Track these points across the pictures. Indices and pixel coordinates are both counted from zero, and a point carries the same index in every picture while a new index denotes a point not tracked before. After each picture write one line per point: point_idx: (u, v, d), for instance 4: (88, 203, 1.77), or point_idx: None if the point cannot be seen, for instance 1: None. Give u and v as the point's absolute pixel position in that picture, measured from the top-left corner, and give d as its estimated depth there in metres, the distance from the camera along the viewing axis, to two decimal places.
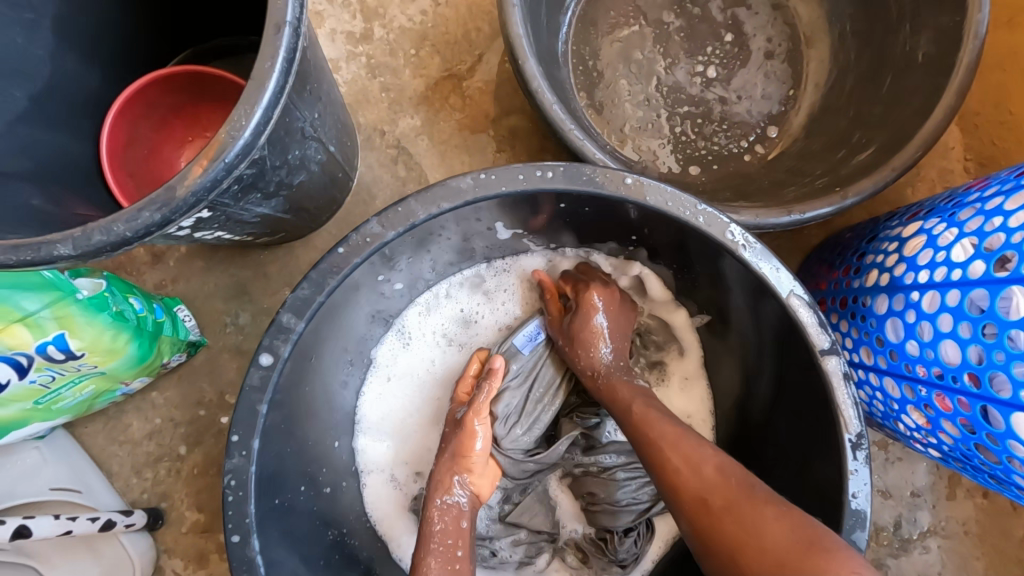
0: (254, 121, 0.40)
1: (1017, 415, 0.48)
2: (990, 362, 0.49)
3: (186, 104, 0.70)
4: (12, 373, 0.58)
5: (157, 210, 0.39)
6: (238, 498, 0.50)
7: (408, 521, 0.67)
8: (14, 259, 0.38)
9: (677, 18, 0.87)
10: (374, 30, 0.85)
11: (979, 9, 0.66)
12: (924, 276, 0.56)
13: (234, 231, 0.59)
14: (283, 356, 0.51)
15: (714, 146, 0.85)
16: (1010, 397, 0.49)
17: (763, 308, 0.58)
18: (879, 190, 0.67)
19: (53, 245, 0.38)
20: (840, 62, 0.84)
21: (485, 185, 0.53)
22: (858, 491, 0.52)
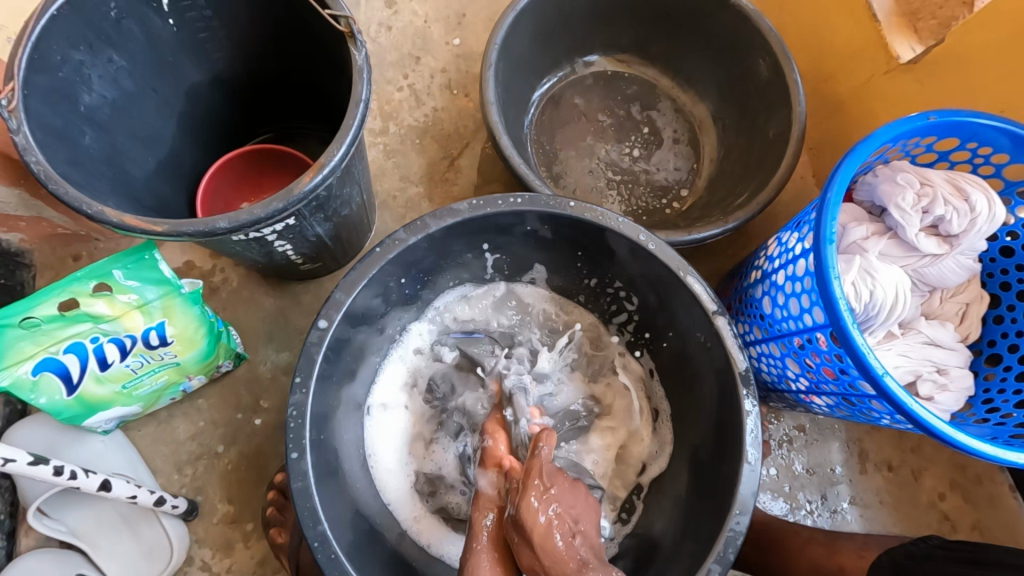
0: (341, 152, 0.65)
1: (828, 332, 0.70)
2: (810, 302, 0.72)
3: (257, 170, 0.96)
4: (117, 354, 0.76)
5: (279, 202, 0.63)
6: (297, 424, 0.68)
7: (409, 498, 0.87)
8: (190, 230, 0.59)
9: (608, 118, 1.21)
10: (390, 127, 1.16)
11: (798, 104, 1.00)
12: (777, 263, 0.82)
13: (296, 247, 0.82)
14: (335, 321, 0.72)
15: (642, 202, 1.15)
16: (821, 321, 0.70)
17: (672, 291, 0.82)
18: (749, 219, 0.96)
19: (216, 220, 0.61)
20: (724, 144, 1.18)
21: (476, 207, 0.78)
22: (751, 408, 0.73)
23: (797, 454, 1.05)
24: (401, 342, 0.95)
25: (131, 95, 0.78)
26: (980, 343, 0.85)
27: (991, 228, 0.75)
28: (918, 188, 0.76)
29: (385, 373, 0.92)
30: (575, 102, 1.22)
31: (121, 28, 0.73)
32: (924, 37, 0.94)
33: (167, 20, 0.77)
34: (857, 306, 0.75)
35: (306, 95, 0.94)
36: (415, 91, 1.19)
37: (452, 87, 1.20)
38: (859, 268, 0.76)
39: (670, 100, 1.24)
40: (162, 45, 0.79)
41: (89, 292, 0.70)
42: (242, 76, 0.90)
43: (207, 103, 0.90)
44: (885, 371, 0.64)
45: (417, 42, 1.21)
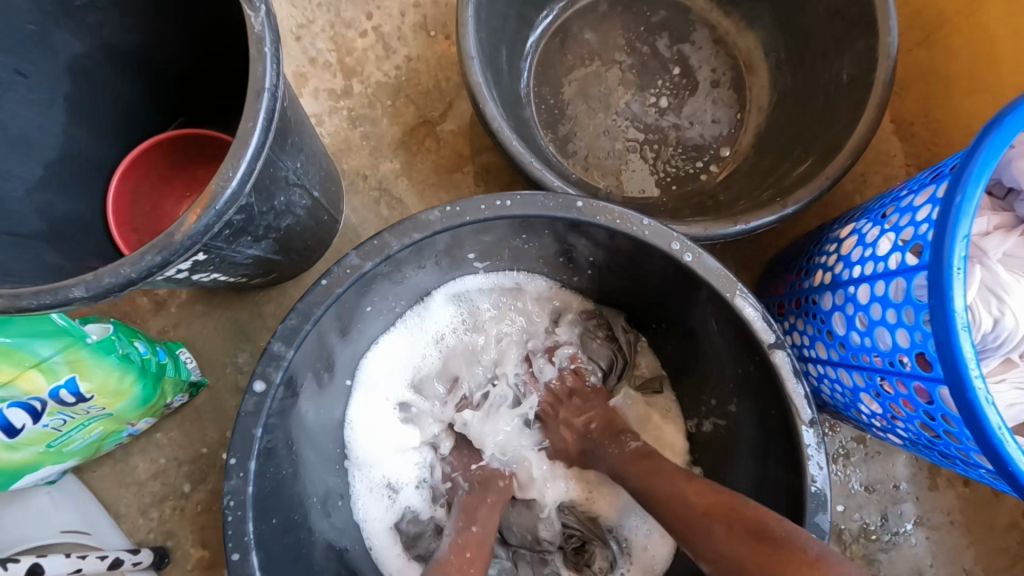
0: (239, 173, 0.46)
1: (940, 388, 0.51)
2: (915, 342, 0.53)
3: (185, 161, 0.76)
4: (28, 418, 0.63)
5: (157, 253, 0.45)
6: (237, 518, 0.54)
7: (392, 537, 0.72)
8: (37, 303, 0.44)
9: (628, 57, 0.95)
10: (354, 86, 0.93)
11: (888, 33, 0.73)
12: (857, 271, 0.62)
13: (229, 273, 0.64)
14: (275, 382, 0.56)
15: (672, 167, 0.92)
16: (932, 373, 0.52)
17: (716, 313, 0.62)
18: (816, 198, 0.73)
19: (68, 286, 0.44)
20: (779, 86, 0.92)
21: (450, 216, 0.58)
22: (817, 469, 0.57)
23: (854, 469, 0.89)
24: (391, 334, 0.75)
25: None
26: None
27: None
28: None
29: (369, 372, 0.74)
30: (585, 37, 0.96)
31: None
32: None
33: None
34: (971, 338, 0.54)
35: (229, 59, 0.72)
36: (382, 35, 0.94)
37: (429, 27, 0.94)
38: (979, 284, 0.55)
39: (708, 28, 0.96)
40: (10, 8, 0.60)
41: None
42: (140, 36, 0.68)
43: (101, 80, 0.69)
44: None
45: None
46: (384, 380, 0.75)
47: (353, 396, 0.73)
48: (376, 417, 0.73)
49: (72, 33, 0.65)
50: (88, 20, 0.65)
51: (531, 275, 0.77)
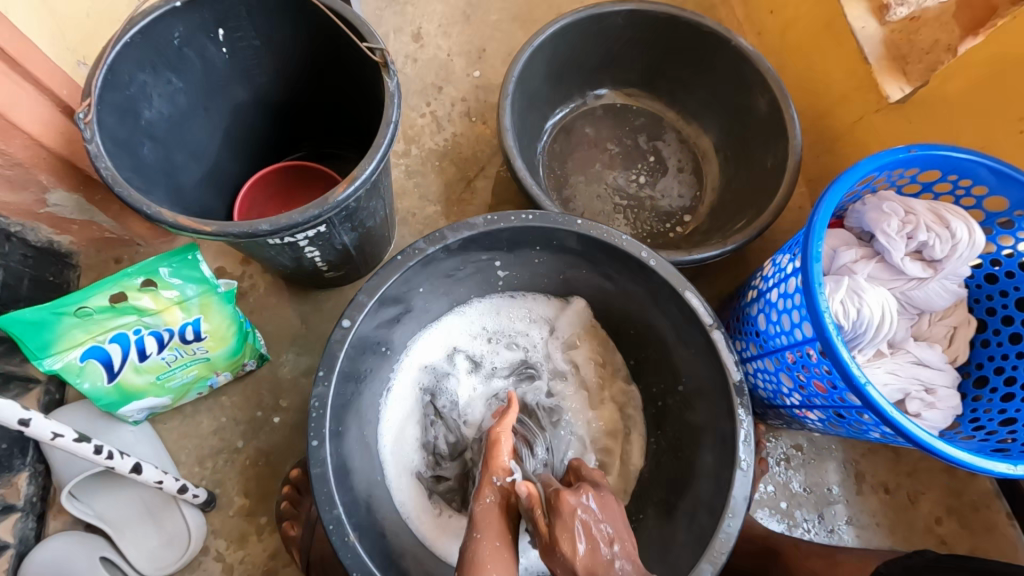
0: (371, 166, 0.73)
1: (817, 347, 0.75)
2: (800, 319, 0.78)
3: (291, 185, 1.04)
4: (155, 347, 0.83)
5: (316, 208, 0.71)
6: (319, 413, 0.73)
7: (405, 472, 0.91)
8: (238, 231, 0.68)
9: (616, 147, 1.29)
10: (412, 150, 1.25)
11: (794, 138, 1.06)
12: (771, 283, 0.88)
13: (324, 254, 0.89)
14: (358, 320, 0.78)
15: (647, 225, 1.22)
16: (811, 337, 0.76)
17: (672, 306, 0.87)
18: (748, 242, 1.01)
19: (259, 222, 0.69)
20: (726, 174, 1.24)
21: (491, 221, 0.85)
22: (744, 416, 0.78)
23: (795, 473, 1.08)
24: (444, 319, 1.01)
25: (184, 114, 0.86)
26: (968, 366, 0.89)
27: (972, 253, 0.80)
28: (902, 216, 0.82)
29: (421, 342, 0.99)
30: (584, 131, 1.30)
31: (182, 54, 0.82)
32: (913, 80, 1.00)
33: (221, 48, 0.86)
34: (845, 323, 0.80)
35: (337, 118, 1.03)
36: (437, 117, 1.28)
37: (471, 114, 1.29)
38: (847, 288, 0.81)
39: (675, 132, 1.31)
40: (215, 69, 0.88)
41: (137, 287, 0.77)
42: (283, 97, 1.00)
43: (247, 123, 0.98)
44: (869, 386, 0.69)
45: (440, 73, 1.31)
46: (429, 350, 1.00)
47: (405, 357, 0.98)
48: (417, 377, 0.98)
49: None
50: None
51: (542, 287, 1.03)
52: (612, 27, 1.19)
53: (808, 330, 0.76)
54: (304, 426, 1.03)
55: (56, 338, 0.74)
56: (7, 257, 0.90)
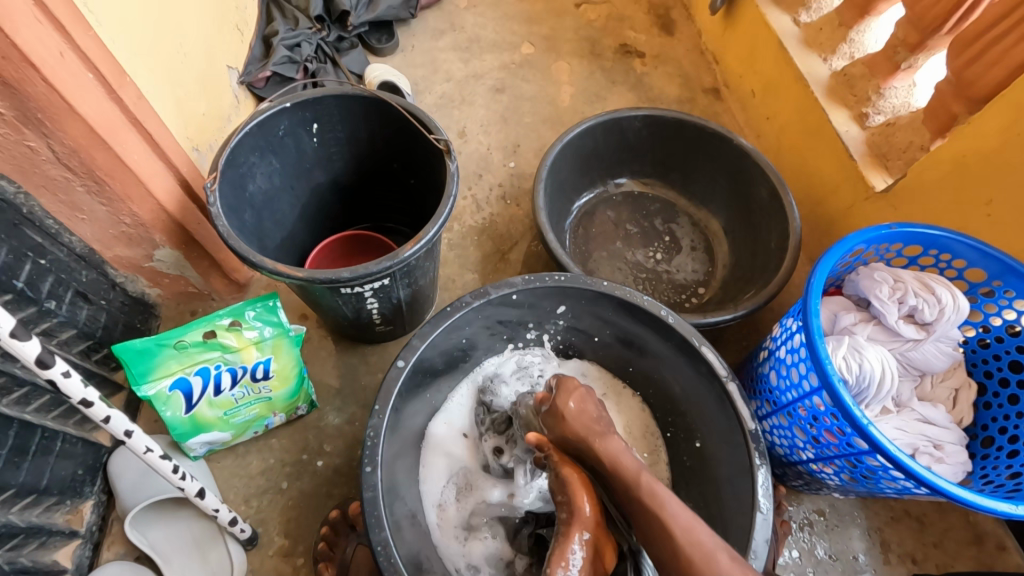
0: (433, 230, 0.88)
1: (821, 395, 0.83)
2: (805, 371, 0.87)
3: (350, 248, 1.20)
4: (229, 382, 0.94)
5: (387, 263, 0.86)
6: (373, 442, 0.82)
7: (433, 496, 0.99)
8: (325, 278, 0.83)
9: (634, 228, 1.45)
10: (454, 226, 1.42)
11: (793, 220, 1.20)
12: (777, 343, 0.98)
13: (382, 307, 1.02)
14: (410, 361, 0.89)
15: (664, 296, 1.34)
16: (814, 385, 0.84)
17: (690, 361, 0.96)
18: (756, 308, 1.11)
19: (339, 273, 0.84)
20: (734, 254, 1.38)
21: (528, 281, 0.97)
22: (760, 461, 0.84)
23: (818, 538, 1.09)
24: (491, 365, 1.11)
25: (277, 189, 1.05)
26: (975, 427, 0.94)
27: (959, 317, 0.90)
28: (892, 284, 0.92)
29: (469, 382, 1.10)
30: (606, 213, 1.47)
31: (283, 142, 1.02)
32: (894, 173, 1.17)
33: (313, 138, 1.06)
34: (849, 377, 0.88)
35: (396, 196, 1.21)
36: (476, 199, 1.46)
37: (507, 198, 1.47)
38: (849, 346, 0.90)
39: (687, 216, 1.47)
40: (306, 155, 1.07)
41: (226, 326, 0.90)
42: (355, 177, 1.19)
43: (323, 198, 1.16)
44: (871, 425, 0.76)
45: (480, 163, 1.52)
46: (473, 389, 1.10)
47: (452, 393, 1.08)
48: (461, 412, 1.08)
49: None
50: None
51: (571, 346, 1.13)
52: (630, 129, 1.40)
53: (815, 381, 0.84)
54: (345, 471, 1.09)
55: (156, 367, 0.87)
56: (110, 303, 1.05)
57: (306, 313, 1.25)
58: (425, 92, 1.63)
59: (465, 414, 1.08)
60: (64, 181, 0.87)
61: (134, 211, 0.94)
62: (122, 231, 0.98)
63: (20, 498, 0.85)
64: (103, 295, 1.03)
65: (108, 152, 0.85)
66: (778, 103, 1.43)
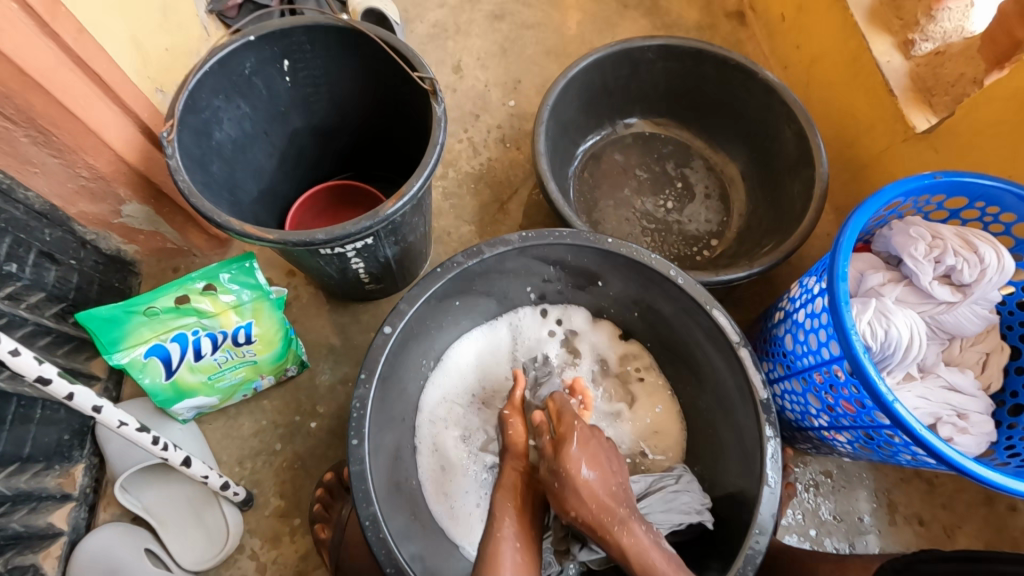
0: (419, 185, 0.79)
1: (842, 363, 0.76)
2: (827, 336, 0.79)
3: (336, 201, 1.12)
4: (210, 347, 0.89)
5: (367, 222, 0.77)
6: (360, 414, 0.77)
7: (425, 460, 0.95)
8: (297, 240, 0.75)
9: (644, 173, 1.34)
10: (449, 172, 1.32)
11: (820, 166, 1.09)
12: (798, 307, 0.89)
13: (368, 266, 0.95)
14: (398, 327, 0.82)
15: (674, 249, 1.25)
16: (835, 354, 0.77)
17: (700, 324, 0.89)
18: (773, 265, 1.03)
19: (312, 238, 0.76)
20: (753, 201, 1.27)
21: (525, 238, 0.89)
22: (771, 434, 0.79)
23: (823, 500, 1.06)
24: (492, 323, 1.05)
25: (248, 136, 0.95)
26: (1003, 394, 0.88)
27: (1001, 279, 0.81)
28: (930, 241, 0.83)
29: (468, 340, 1.04)
30: (615, 157, 1.35)
31: (251, 83, 0.91)
32: (939, 111, 1.04)
33: (285, 77, 0.94)
34: (873, 343, 0.80)
35: (384, 142, 1.11)
36: (473, 143, 1.35)
37: (506, 141, 1.35)
38: (876, 309, 0.82)
39: (703, 159, 1.35)
40: (278, 97, 0.96)
41: (200, 290, 0.84)
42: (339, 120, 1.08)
43: (304, 146, 1.07)
44: (895, 398, 0.70)
45: (477, 102, 1.39)
46: (473, 345, 1.04)
47: (450, 350, 1.03)
48: (458, 371, 1.03)
49: None
50: None
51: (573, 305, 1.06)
52: (642, 62, 1.25)
53: (837, 350, 0.77)
54: (340, 432, 1.07)
55: (127, 335, 0.82)
56: (82, 262, 0.98)
57: (294, 269, 1.18)
58: (416, 21, 1.47)
59: (461, 373, 1.03)
60: (5, 130, 0.78)
61: (90, 162, 0.86)
62: (82, 185, 0.89)
63: (3, 466, 0.83)
64: (72, 254, 0.96)
65: (49, 98, 0.76)
66: (811, 28, 1.27)
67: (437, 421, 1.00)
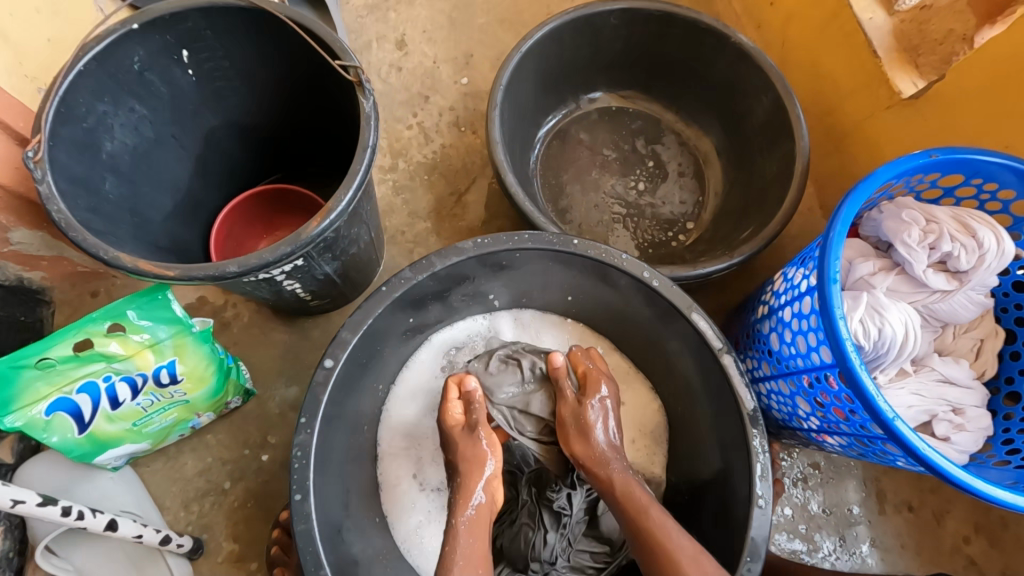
0: (348, 198, 0.67)
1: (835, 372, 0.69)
2: (816, 342, 0.72)
3: (272, 211, 1.00)
4: (128, 393, 0.78)
5: (289, 246, 0.65)
6: (301, 465, 0.68)
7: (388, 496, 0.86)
8: (204, 274, 0.63)
9: (612, 153, 1.23)
10: (400, 164, 1.19)
11: (801, 139, 1.00)
12: (784, 303, 0.82)
13: (305, 286, 0.83)
14: (341, 360, 0.73)
15: (648, 236, 1.16)
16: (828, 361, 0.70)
17: (678, 328, 0.81)
18: (755, 253, 0.95)
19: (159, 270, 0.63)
20: (730, 178, 1.18)
21: (481, 246, 0.79)
22: (760, 449, 0.73)
23: (812, 493, 1.02)
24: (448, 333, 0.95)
25: (151, 143, 0.81)
26: (998, 381, 0.83)
27: (1001, 263, 0.74)
28: (923, 225, 0.76)
29: (423, 356, 0.94)
30: (580, 137, 1.24)
31: (144, 80, 0.77)
32: (926, 72, 0.94)
33: (187, 70, 0.80)
34: (866, 344, 0.73)
35: (317, 138, 0.97)
36: (424, 128, 1.22)
37: (460, 124, 1.22)
38: (868, 305, 0.75)
39: (674, 133, 1.25)
40: (183, 94, 0.82)
41: (103, 333, 0.72)
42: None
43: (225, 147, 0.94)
44: (893, 413, 0.64)
45: (426, 82, 1.25)
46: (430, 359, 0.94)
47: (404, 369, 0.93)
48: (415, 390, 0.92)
49: None
50: None
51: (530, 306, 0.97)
52: (603, 29, 1.13)
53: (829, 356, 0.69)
54: None
55: (19, 394, 0.70)
56: None
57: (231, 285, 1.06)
58: None
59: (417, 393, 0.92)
60: None
61: None
62: None
63: None
64: None
65: None
66: None
67: (393, 446, 0.89)
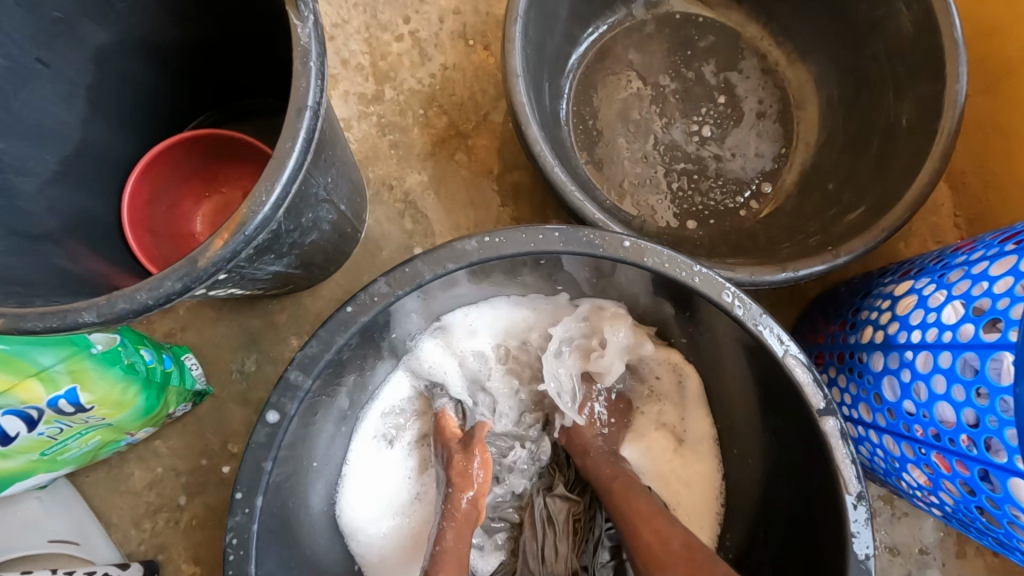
0: (273, 196, 0.43)
1: (1014, 479, 0.48)
2: (985, 426, 0.50)
3: (208, 163, 0.74)
4: (22, 426, 0.59)
5: (178, 278, 0.43)
6: (239, 557, 0.51)
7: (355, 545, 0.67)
8: (42, 325, 0.41)
9: (671, 81, 0.90)
10: (386, 92, 0.89)
11: (957, 80, 0.69)
12: (916, 336, 0.57)
13: (245, 288, 0.61)
14: (290, 413, 0.52)
15: (711, 201, 0.87)
16: (1005, 461, 0.49)
17: (759, 368, 0.58)
18: (870, 249, 0.69)
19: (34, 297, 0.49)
20: (829, 124, 0.88)
21: (488, 248, 0.55)
22: (863, 552, 0.52)
23: (879, 530, 0.85)
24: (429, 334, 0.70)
25: None
26: None
27: None
28: None
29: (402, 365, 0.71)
30: (629, 57, 0.91)
31: None
32: None
33: None
34: None
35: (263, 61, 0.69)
36: (419, 41, 0.90)
37: (467, 36, 0.90)
38: None
39: (757, 56, 0.92)
40: None
41: None
42: (186, 25, 0.67)
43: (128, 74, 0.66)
44: None
45: None
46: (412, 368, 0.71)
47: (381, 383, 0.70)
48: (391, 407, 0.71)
49: (98, 23, 0.62)
50: (122, 13, 0.63)
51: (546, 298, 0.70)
52: None
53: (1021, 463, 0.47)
54: None
55: None
56: None
57: None
58: None
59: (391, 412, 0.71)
60: None
61: None
62: None
63: None
64: None
65: None
66: None
67: (371, 447, 0.70)
